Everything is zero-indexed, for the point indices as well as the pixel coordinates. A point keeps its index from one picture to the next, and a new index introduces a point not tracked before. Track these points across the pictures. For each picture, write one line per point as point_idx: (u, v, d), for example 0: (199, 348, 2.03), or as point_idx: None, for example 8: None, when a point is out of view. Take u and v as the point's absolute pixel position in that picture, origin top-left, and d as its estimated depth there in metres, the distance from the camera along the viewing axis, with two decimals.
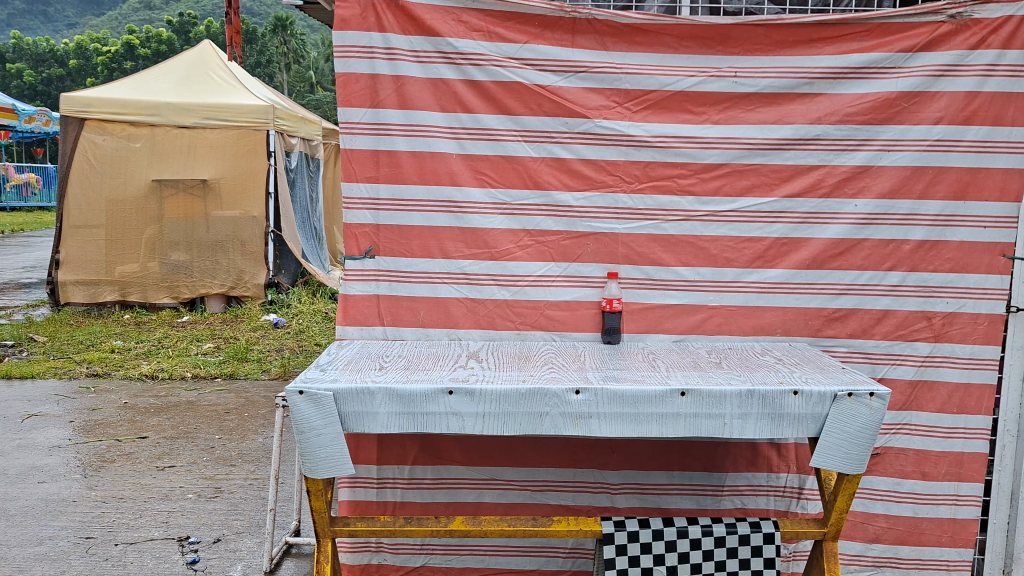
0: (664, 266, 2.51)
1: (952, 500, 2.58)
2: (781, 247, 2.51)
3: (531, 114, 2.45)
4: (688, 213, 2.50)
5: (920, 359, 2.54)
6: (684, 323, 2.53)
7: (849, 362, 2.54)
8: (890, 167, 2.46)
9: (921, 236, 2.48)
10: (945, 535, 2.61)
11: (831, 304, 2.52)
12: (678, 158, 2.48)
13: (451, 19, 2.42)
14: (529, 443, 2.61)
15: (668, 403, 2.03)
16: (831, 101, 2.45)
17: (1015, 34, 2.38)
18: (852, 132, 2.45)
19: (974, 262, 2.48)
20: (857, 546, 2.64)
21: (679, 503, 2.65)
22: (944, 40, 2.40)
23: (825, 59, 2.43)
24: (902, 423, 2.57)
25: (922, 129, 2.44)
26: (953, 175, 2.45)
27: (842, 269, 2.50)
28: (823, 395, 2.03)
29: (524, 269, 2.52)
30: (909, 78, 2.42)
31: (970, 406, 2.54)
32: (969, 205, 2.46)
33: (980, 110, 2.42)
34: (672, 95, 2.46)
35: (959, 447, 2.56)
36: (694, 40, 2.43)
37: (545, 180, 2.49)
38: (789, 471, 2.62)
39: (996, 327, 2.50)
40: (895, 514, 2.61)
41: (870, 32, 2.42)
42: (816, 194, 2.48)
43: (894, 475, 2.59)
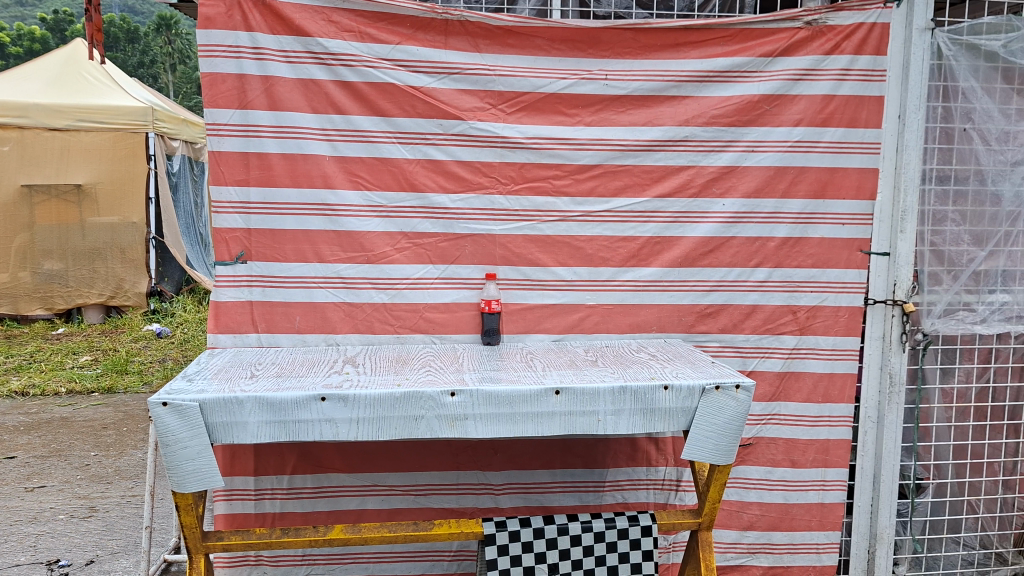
0: (541, 266, 2.54)
1: (819, 485, 2.71)
2: (654, 246, 2.56)
3: (405, 115, 2.43)
4: (564, 213, 2.53)
5: (786, 352, 2.64)
6: (562, 322, 2.56)
7: (720, 356, 2.63)
8: (754, 167, 2.55)
9: (785, 233, 2.59)
10: (814, 520, 2.72)
11: (702, 300, 2.59)
12: (553, 159, 2.51)
13: (321, 18, 2.37)
14: (411, 448, 2.59)
15: (542, 402, 2.05)
16: (698, 103, 2.52)
17: (866, 41, 2.51)
18: (718, 134, 2.53)
19: (834, 258, 2.61)
20: (732, 534, 2.72)
21: (562, 501, 2.68)
22: (801, 45, 2.51)
23: (692, 62, 2.50)
24: (771, 413, 2.67)
25: (782, 131, 2.54)
26: (813, 175, 2.57)
27: (712, 267, 2.58)
28: (692, 388, 2.09)
29: (402, 272, 2.50)
30: (770, 82, 2.52)
31: (834, 394, 2.67)
32: (828, 203, 2.58)
33: (836, 112, 2.54)
34: (545, 96, 2.48)
35: (825, 434, 2.68)
36: (566, 43, 2.47)
37: (420, 182, 2.47)
38: (667, 464, 2.69)
39: (855, 319, 2.64)
40: (767, 501, 2.71)
41: (733, 37, 2.50)
42: (686, 194, 2.55)
43: (765, 464, 2.69)
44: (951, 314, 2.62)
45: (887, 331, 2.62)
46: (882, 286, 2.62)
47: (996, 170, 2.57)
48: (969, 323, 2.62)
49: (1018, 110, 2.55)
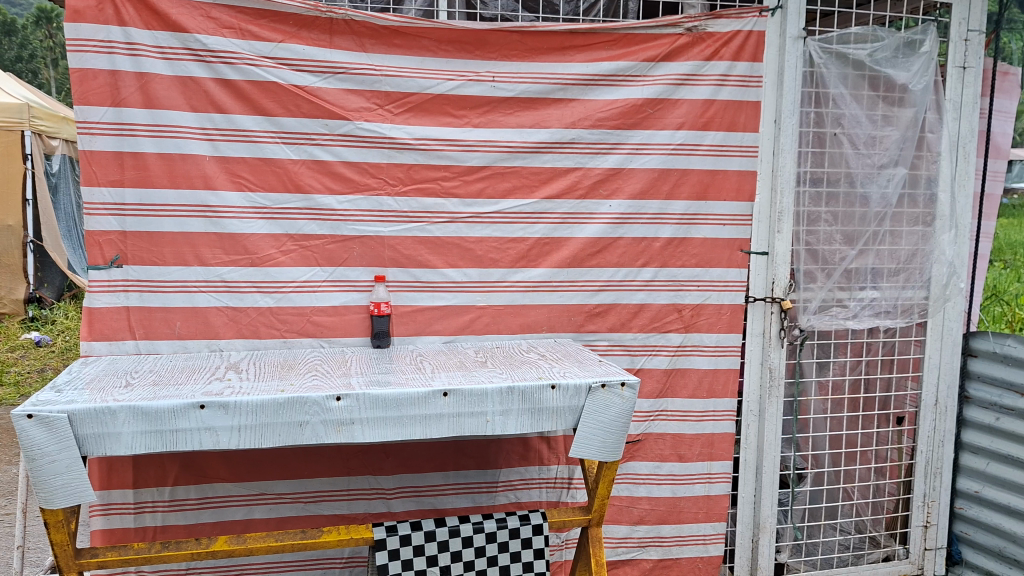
0: (431, 268, 2.52)
1: (705, 478, 2.79)
2: (543, 246, 2.59)
3: (288, 114, 2.38)
4: (453, 215, 2.52)
5: (672, 349, 2.71)
6: (453, 324, 2.56)
7: (609, 355, 2.67)
8: (639, 170, 2.61)
9: (669, 233, 2.65)
10: (701, 512, 2.80)
11: (591, 300, 2.63)
12: (441, 160, 2.50)
13: (200, 14, 2.30)
14: (300, 454, 2.53)
15: (430, 404, 2.04)
16: (585, 106, 2.56)
17: (743, 48, 2.61)
18: (603, 136, 2.58)
19: (716, 257, 2.70)
20: (623, 529, 2.75)
21: (455, 503, 2.67)
22: (682, 51, 2.58)
23: (578, 65, 2.54)
24: (659, 410, 2.73)
25: (666, 134, 2.61)
26: (695, 177, 2.64)
27: (600, 267, 2.62)
28: (579, 387, 2.11)
29: (288, 275, 2.44)
30: (653, 86, 2.58)
31: (718, 389, 2.75)
32: (710, 205, 2.66)
33: (716, 116, 2.63)
34: (433, 98, 2.47)
35: (710, 428, 2.77)
36: (453, 45, 2.46)
37: (305, 183, 2.42)
38: (559, 462, 2.72)
39: (737, 317, 2.74)
40: (656, 496, 2.76)
41: (617, 42, 2.55)
42: (573, 196, 2.59)
43: (653, 459, 2.75)
44: (826, 310, 2.77)
45: (767, 328, 2.75)
46: (761, 285, 2.73)
47: (864, 173, 2.74)
48: (841, 319, 2.78)
49: (883, 116, 2.73)
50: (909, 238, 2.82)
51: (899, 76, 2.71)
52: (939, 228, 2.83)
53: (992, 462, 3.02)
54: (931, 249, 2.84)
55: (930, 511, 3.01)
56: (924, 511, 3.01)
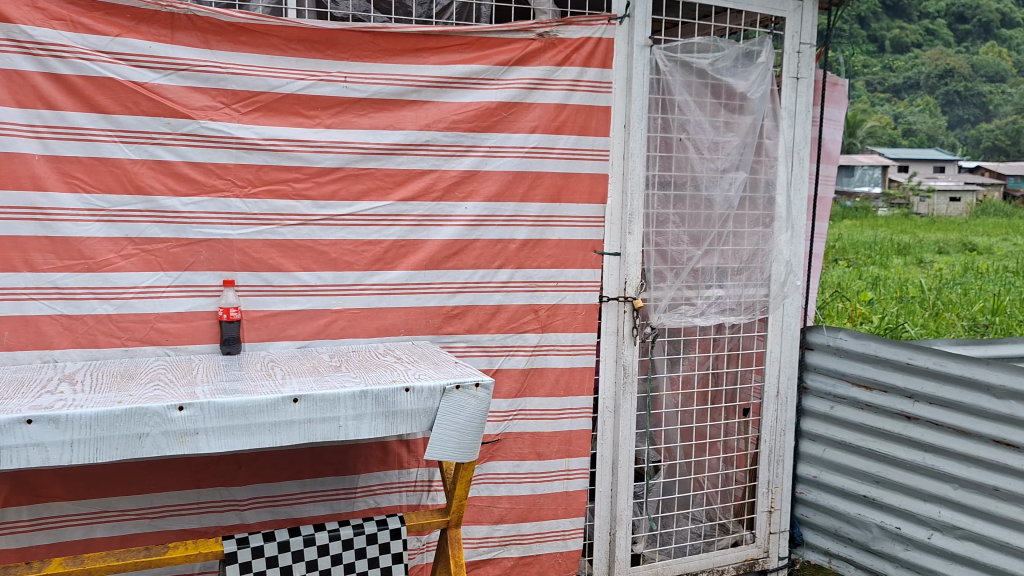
0: (283, 271, 2.46)
1: (564, 474, 2.84)
2: (399, 248, 2.57)
3: (127, 112, 2.27)
4: (305, 217, 2.47)
5: (530, 349, 2.75)
6: (307, 328, 2.50)
7: (467, 356, 2.68)
8: (494, 172, 2.63)
9: (525, 235, 2.69)
10: (560, 508, 2.85)
11: (448, 302, 2.64)
12: (292, 161, 2.44)
13: (25, 3, 2.15)
14: (146, 468, 2.42)
15: (280, 411, 1.98)
16: (439, 108, 2.56)
17: (593, 54, 2.69)
18: (458, 139, 2.59)
19: (571, 258, 2.76)
20: (484, 529, 2.76)
21: (312, 511, 2.62)
22: (534, 56, 2.63)
23: (431, 68, 2.53)
24: (517, 409, 2.76)
25: (519, 137, 2.65)
26: (549, 180, 2.69)
27: (456, 269, 2.63)
28: (433, 389, 2.11)
29: (129, 281, 2.33)
30: (506, 89, 2.61)
31: (574, 387, 2.82)
32: (564, 207, 2.72)
33: (568, 120, 2.69)
34: (282, 97, 2.41)
35: (567, 425, 2.82)
36: (302, 44, 2.41)
37: (147, 184, 2.31)
38: (419, 465, 2.72)
39: (592, 315, 2.81)
40: (516, 494, 2.79)
41: (470, 45, 2.57)
42: (429, 198, 2.58)
43: (513, 458, 2.77)
44: (675, 308, 2.91)
45: (620, 327, 2.84)
46: (614, 285, 2.82)
47: (708, 176, 2.89)
48: (689, 316, 2.93)
49: (724, 123, 2.89)
50: (751, 238, 2.99)
51: (738, 85, 2.87)
52: (777, 229, 3.02)
53: (828, 448, 3.23)
54: (770, 249, 3.03)
55: (774, 497, 3.19)
56: (769, 497, 3.18)
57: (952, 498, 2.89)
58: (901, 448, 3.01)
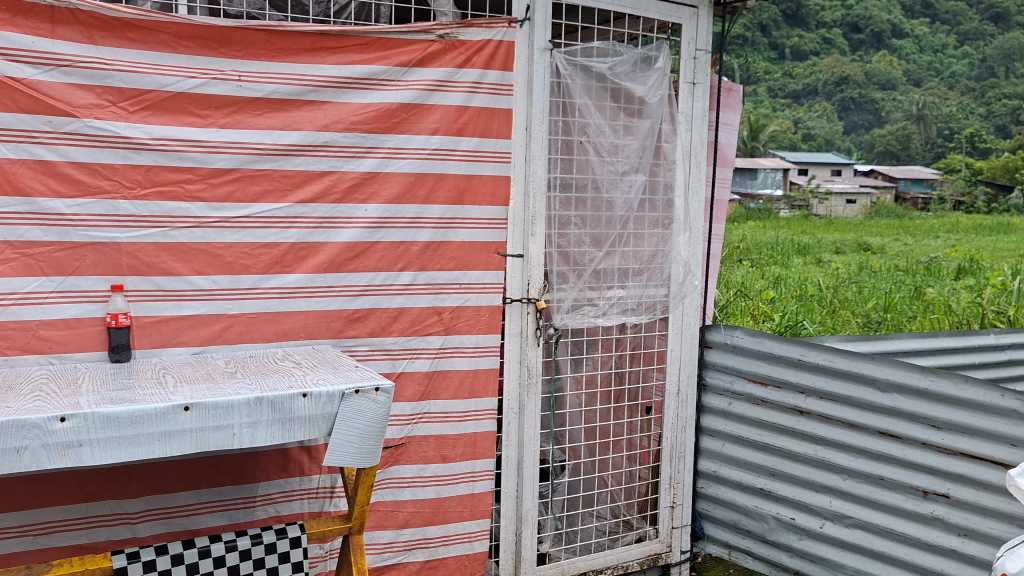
0: (175, 275, 2.38)
1: (469, 477, 2.84)
2: (298, 251, 2.52)
3: (4, 109, 2.15)
4: (198, 219, 2.39)
5: (433, 352, 2.74)
6: (202, 334, 2.43)
7: (370, 360, 2.65)
8: (395, 174, 2.61)
9: (427, 237, 2.68)
10: (465, 510, 2.85)
11: (349, 305, 2.60)
12: (184, 162, 2.36)
13: None
14: (28, 482, 2.30)
15: (170, 420, 1.92)
16: (337, 109, 2.52)
17: (494, 56, 2.70)
18: (357, 140, 2.55)
19: (474, 260, 2.76)
20: (389, 534, 2.73)
21: (209, 522, 2.54)
22: (435, 57, 2.62)
23: (329, 68, 2.49)
24: (421, 412, 2.74)
25: (421, 139, 2.63)
26: (451, 181, 2.69)
27: (357, 272, 2.60)
28: (331, 394, 2.07)
29: (7, 286, 2.21)
30: (407, 91, 2.59)
31: (479, 389, 2.82)
32: (466, 209, 2.72)
33: (469, 122, 2.69)
34: (173, 96, 2.33)
35: (472, 428, 2.82)
36: (194, 41, 2.33)
37: (27, 185, 2.19)
38: (321, 472, 2.68)
39: (495, 317, 2.81)
40: (421, 498, 2.77)
41: (369, 46, 2.54)
42: (329, 200, 2.54)
43: (417, 462, 2.75)
44: (578, 309, 2.95)
45: (524, 328, 2.87)
46: (518, 286, 2.84)
47: (609, 179, 2.95)
48: (592, 316, 2.97)
49: (624, 126, 2.96)
50: (651, 240, 3.07)
51: (636, 89, 2.95)
52: (675, 231, 3.10)
53: (727, 444, 3.32)
54: (669, 250, 3.10)
55: (675, 493, 3.27)
56: (671, 492, 3.26)
57: (842, 488, 3.02)
58: (795, 441, 3.13)
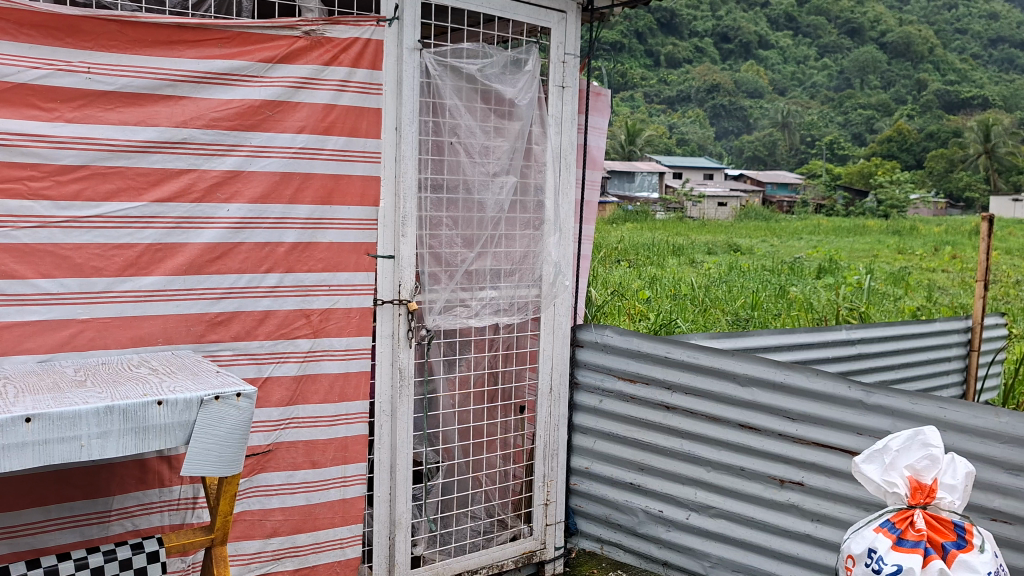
0: (18, 279, 2.22)
1: (340, 482, 2.79)
2: (155, 253, 2.40)
3: None
4: (44, 219, 2.24)
5: (301, 355, 2.67)
6: (48, 341, 2.27)
7: (234, 365, 2.56)
8: (259, 173, 2.54)
9: (293, 238, 2.61)
10: (337, 516, 2.80)
11: (211, 308, 2.50)
12: (27, 158, 2.20)
13: None
14: None
15: (9, 432, 1.77)
16: (196, 105, 2.42)
17: (362, 55, 2.66)
18: (219, 137, 2.46)
19: (343, 261, 2.71)
20: (256, 544, 2.65)
21: (59, 540, 2.40)
22: (300, 54, 2.56)
23: (187, 62, 2.39)
24: (289, 417, 2.67)
25: (285, 138, 2.57)
26: (318, 181, 2.64)
27: (220, 274, 2.50)
28: (189, 401, 1.98)
29: None
30: (271, 87, 2.52)
31: (349, 393, 2.78)
32: (335, 209, 2.67)
33: (337, 121, 2.64)
34: (14, 87, 2.16)
35: (343, 432, 2.77)
36: (37, 29, 2.18)
37: None
38: (182, 482, 2.58)
39: (366, 319, 2.78)
40: (289, 505, 2.70)
41: (230, 40, 2.45)
42: (188, 199, 2.43)
43: (286, 468, 2.68)
44: (450, 310, 2.95)
45: (395, 330, 2.83)
46: (389, 287, 2.81)
47: (480, 180, 2.97)
48: (464, 317, 2.98)
49: (494, 128, 2.99)
50: (522, 240, 3.11)
51: (506, 92, 2.98)
52: (546, 232, 3.15)
53: (599, 441, 3.38)
54: (540, 250, 3.15)
55: (549, 490, 3.31)
56: (545, 490, 3.29)
57: (706, 480, 3.13)
58: (662, 436, 3.23)
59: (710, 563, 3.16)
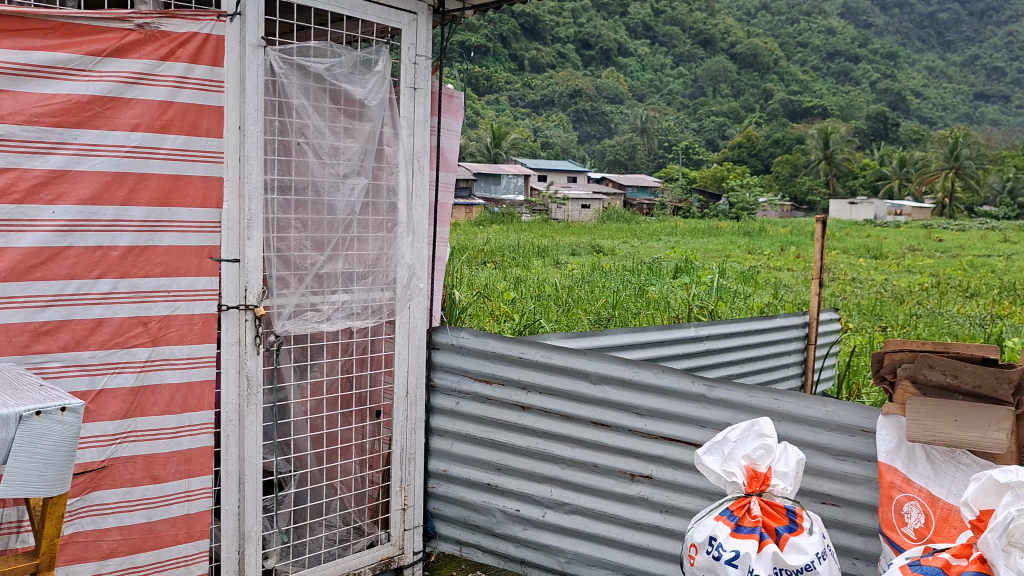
0: None
1: (183, 496, 2.67)
2: None
3: None
4: None
5: (139, 365, 2.53)
6: None
7: (63, 377, 2.39)
8: (89, 172, 2.38)
9: (128, 242, 2.47)
10: (180, 532, 2.67)
11: (36, 317, 2.32)
12: None
13: None
14: None
15: None
16: (16, 99, 2.24)
17: (201, 51, 2.55)
18: (42, 134, 2.29)
19: (183, 266, 2.59)
20: (90, 567, 2.50)
21: None
22: (133, 48, 2.43)
23: (5, 53, 2.21)
24: (126, 431, 2.53)
25: (118, 135, 2.42)
26: (155, 182, 2.51)
27: (46, 280, 2.33)
28: (5, 417, 1.78)
29: None
30: (101, 82, 2.38)
31: (192, 403, 2.66)
32: (173, 211, 2.55)
33: (175, 119, 2.52)
34: None
35: (186, 444, 2.65)
36: None
37: None
38: (4, 506, 2.39)
39: (210, 325, 2.67)
40: (128, 524, 2.56)
41: (54, 31, 2.29)
42: (7, 200, 2.25)
43: (123, 485, 2.54)
44: (299, 314, 2.89)
45: (242, 336, 2.73)
46: (234, 292, 2.70)
47: (329, 182, 2.93)
48: (315, 322, 2.93)
49: (343, 129, 2.95)
50: (374, 243, 3.08)
51: (355, 92, 2.95)
52: (399, 235, 3.13)
53: (456, 443, 3.39)
54: (393, 253, 3.13)
55: (406, 495, 3.27)
56: (402, 495, 3.26)
57: (560, 477, 3.19)
58: (517, 436, 3.26)
59: (565, 559, 3.22)
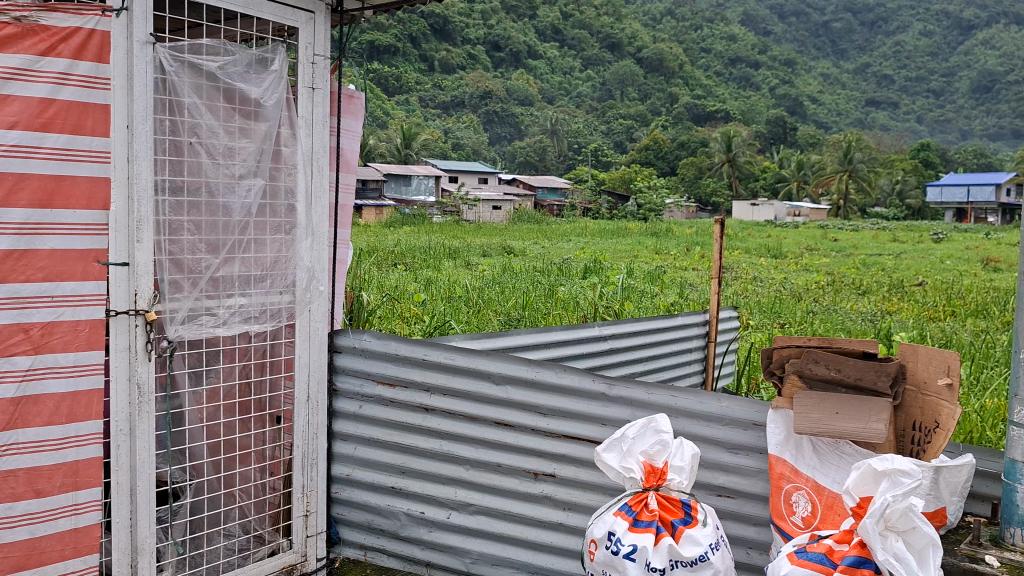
0: None
1: (70, 510, 2.56)
2: None
3: None
4: None
5: (20, 374, 2.42)
6: None
7: None
8: None
9: (6, 245, 2.34)
10: (67, 548, 2.57)
11: None
12: None
13: None
14: None
15: None
16: None
17: (85, 46, 2.44)
18: None
19: (68, 270, 2.47)
20: None
21: None
22: (10, 42, 2.30)
23: None
24: (6, 444, 2.41)
25: None
26: (36, 183, 2.37)
27: None
28: None
29: None
30: None
31: (78, 413, 2.54)
32: (56, 213, 2.42)
33: (57, 117, 2.40)
34: None
35: (72, 456, 2.54)
36: None
37: None
38: None
39: (97, 332, 2.55)
40: (9, 541, 2.45)
41: None
42: None
43: (4, 500, 2.42)
44: (194, 319, 2.81)
45: (132, 342, 2.64)
46: (123, 297, 2.61)
47: (224, 183, 2.87)
48: (210, 326, 2.86)
49: (238, 129, 2.89)
50: (272, 245, 3.03)
51: (250, 91, 2.89)
52: (298, 237, 3.08)
53: (359, 447, 3.35)
54: (291, 255, 3.08)
55: (308, 500, 3.21)
56: (304, 501, 3.20)
57: (465, 478, 3.20)
58: (421, 438, 3.25)
59: (470, 559, 3.23)
